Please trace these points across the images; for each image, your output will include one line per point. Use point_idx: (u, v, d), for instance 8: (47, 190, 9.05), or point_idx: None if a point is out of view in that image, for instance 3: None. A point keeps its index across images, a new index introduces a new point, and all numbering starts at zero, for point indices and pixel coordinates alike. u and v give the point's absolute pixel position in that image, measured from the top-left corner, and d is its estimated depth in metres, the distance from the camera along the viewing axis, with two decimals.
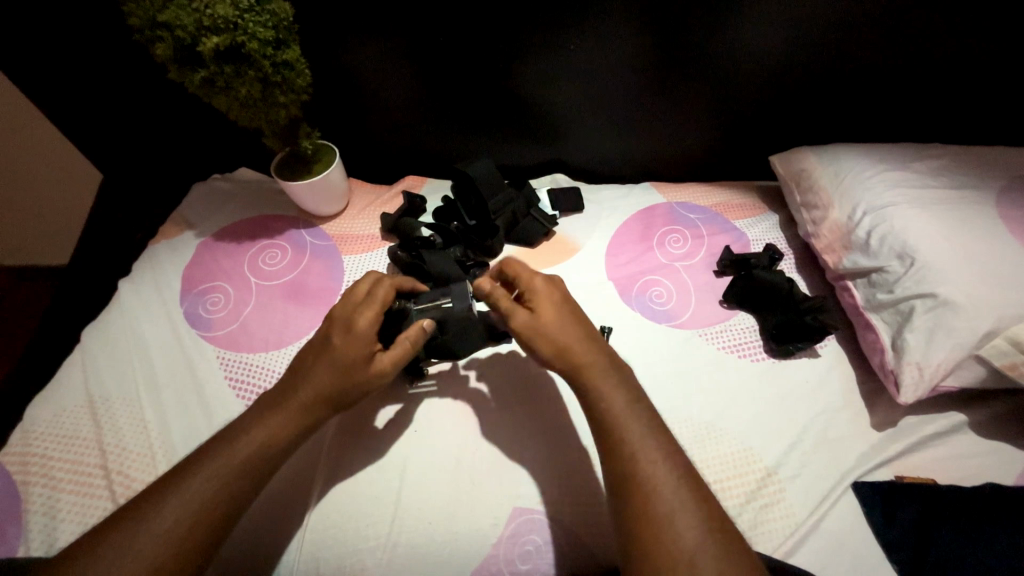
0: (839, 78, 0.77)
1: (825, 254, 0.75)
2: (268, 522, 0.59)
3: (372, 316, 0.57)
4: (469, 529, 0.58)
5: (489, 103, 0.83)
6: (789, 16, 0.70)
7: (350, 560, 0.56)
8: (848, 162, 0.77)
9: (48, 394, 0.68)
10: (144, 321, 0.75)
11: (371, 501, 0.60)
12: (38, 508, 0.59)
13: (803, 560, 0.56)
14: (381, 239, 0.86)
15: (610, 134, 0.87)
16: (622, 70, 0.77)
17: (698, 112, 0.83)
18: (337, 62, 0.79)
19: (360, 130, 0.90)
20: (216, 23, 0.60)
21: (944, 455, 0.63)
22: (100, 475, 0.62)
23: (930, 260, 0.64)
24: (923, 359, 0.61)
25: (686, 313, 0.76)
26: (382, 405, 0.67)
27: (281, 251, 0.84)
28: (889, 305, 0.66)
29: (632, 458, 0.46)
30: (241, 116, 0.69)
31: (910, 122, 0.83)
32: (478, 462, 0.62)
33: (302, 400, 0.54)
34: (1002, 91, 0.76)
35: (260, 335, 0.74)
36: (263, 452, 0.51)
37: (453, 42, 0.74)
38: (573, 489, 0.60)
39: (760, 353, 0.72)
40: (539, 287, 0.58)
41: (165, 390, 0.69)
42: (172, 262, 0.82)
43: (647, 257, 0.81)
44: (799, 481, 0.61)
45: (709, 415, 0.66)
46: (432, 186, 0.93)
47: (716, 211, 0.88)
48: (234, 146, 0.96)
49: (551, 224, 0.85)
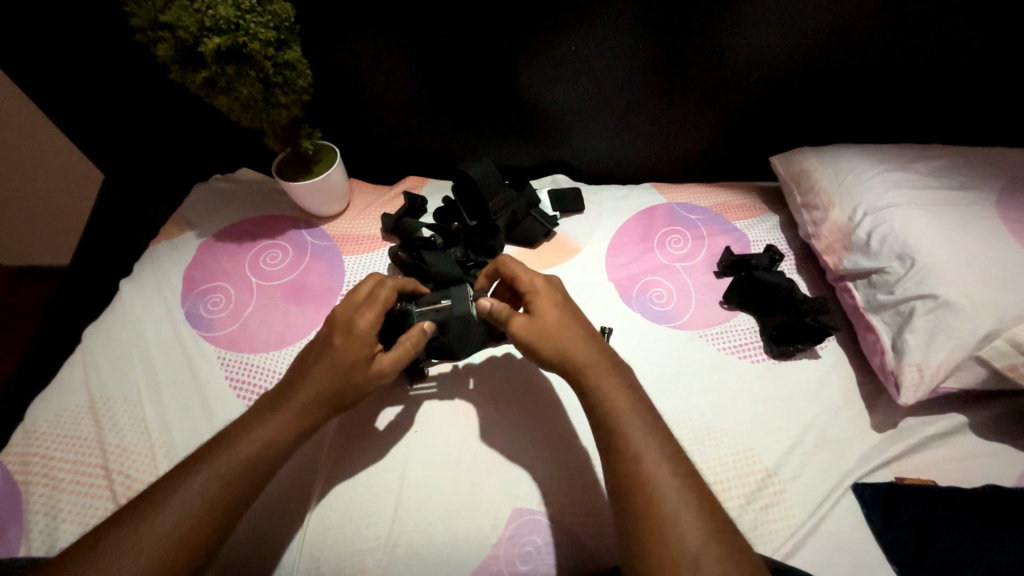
0: (839, 79, 0.77)
1: (825, 255, 0.75)
2: (268, 522, 0.59)
3: (373, 317, 0.57)
4: (469, 530, 0.58)
5: (489, 104, 0.83)
6: (791, 16, 0.70)
7: (350, 561, 0.56)
8: (848, 162, 0.77)
9: (49, 394, 0.69)
10: (145, 321, 0.76)
11: (371, 502, 0.60)
12: (39, 508, 0.59)
13: (803, 561, 0.56)
14: (381, 239, 0.86)
15: (610, 134, 0.87)
16: (623, 71, 0.77)
17: (699, 113, 0.83)
18: (338, 63, 0.79)
19: (361, 131, 0.90)
20: (218, 24, 0.60)
21: (944, 456, 0.63)
22: (101, 475, 0.62)
23: (930, 261, 0.64)
24: (924, 359, 0.61)
25: (686, 313, 0.76)
26: (383, 405, 0.67)
27: (282, 252, 0.84)
28: (889, 306, 0.66)
29: (634, 459, 0.46)
30: (242, 116, 0.69)
31: (910, 122, 0.83)
32: (478, 463, 0.62)
33: (302, 401, 0.54)
34: (1002, 92, 0.76)
35: (261, 335, 0.74)
36: (264, 453, 0.51)
37: (454, 42, 0.75)
38: (575, 490, 0.60)
39: (760, 354, 0.72)
40: (539, 287, 0.58)
41: (166, 390, 0.69)
42: (173, 262, 0.82)
43: (647, 258, 0.81)
44: (799, 482, 0.61)
45: (710, 416, 0.66)
46: (433, 187, 0.93)
47: (716, 212, 0.88)
48: (235, 146, 0.97)
49: (551, 224, 0.85)
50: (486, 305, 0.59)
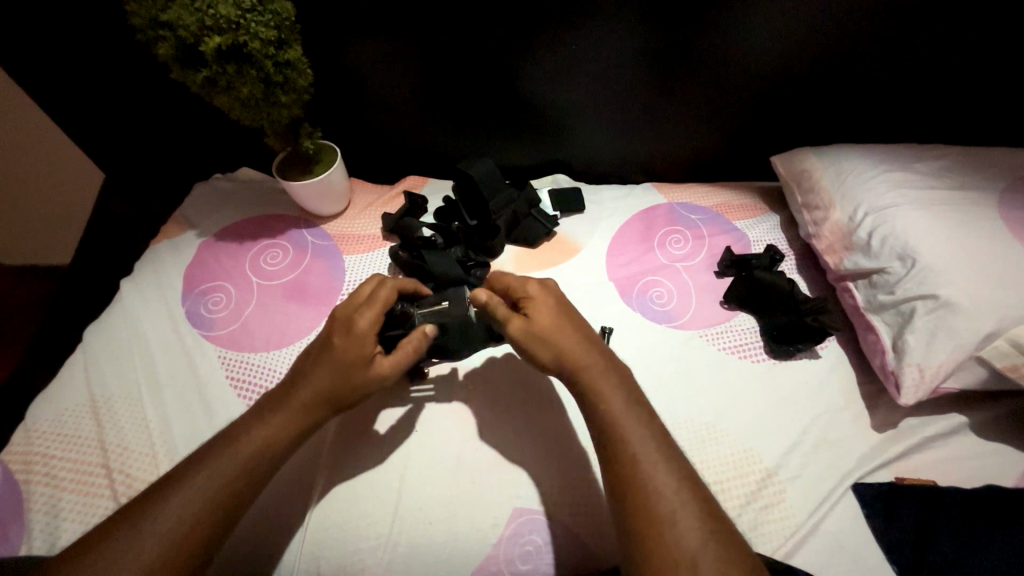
0: (840, 79, 0.77)
1: (826, 255, 0.75)
2: (268, 522, 0.59)
3: (373, 317, 0.57)
4: (469, 528, 0.58)
5: (490, 103, 0.83)
6: (793, 15, 0.69)
7: (350, 560, 0.57)
8: (849, 162, 0.77)
9: (50, 393, 0.69)
10: (145, 320, 0.76)
11: (371, 501, 0.60)
12: (40, 507, 0.60)
13: (802, 560, 0.56)
14: (381, 239, 0.86)
15: (611, 134, 0.87)
16: (623, 70, 0.77)
17: (700, 112, 0.83)
18: (339, 62, 0.79)
19: (361, 130, 0.90)
20: (219, 23, 0.60)
21: (944, 456, 0.63)
22: (102, 473, 0.62)
23: (931, 261, 0.64)
24: (924, 360, 0.61)
25: (686, 313, 0.76)
26: (382, 405, 0.67)
27: (283, 251, 0.84)
28: (890, 306, 0.66)
29: (632, 459, 0.46)
30: (243, 116, 0.69)
31: (911, 122, 0.83)
32: (478, 463, 0.63)
33: (302, 400, 0.54)
34: (1003, 92, 0.76)
35: (261, 334, 0.74)
36: (264, 452, 0.51)
37: (455, 42, 0.75)
38: (574, 489, 0.60)
39: (761, 354, 0.72)
40: (534, 292, 0.58)
41: (166, 389, 0.69)
42: (174, 262, 0.83)
43: (647, 258, 0.81)
44: (798, 482, 0.61)
45: (710, 415, 0.66)
46: (433, 186, 0.93)
47: (717, 212, 0.88)
48: (236, 145, 0.97)
49: (552, 224, 0.85)
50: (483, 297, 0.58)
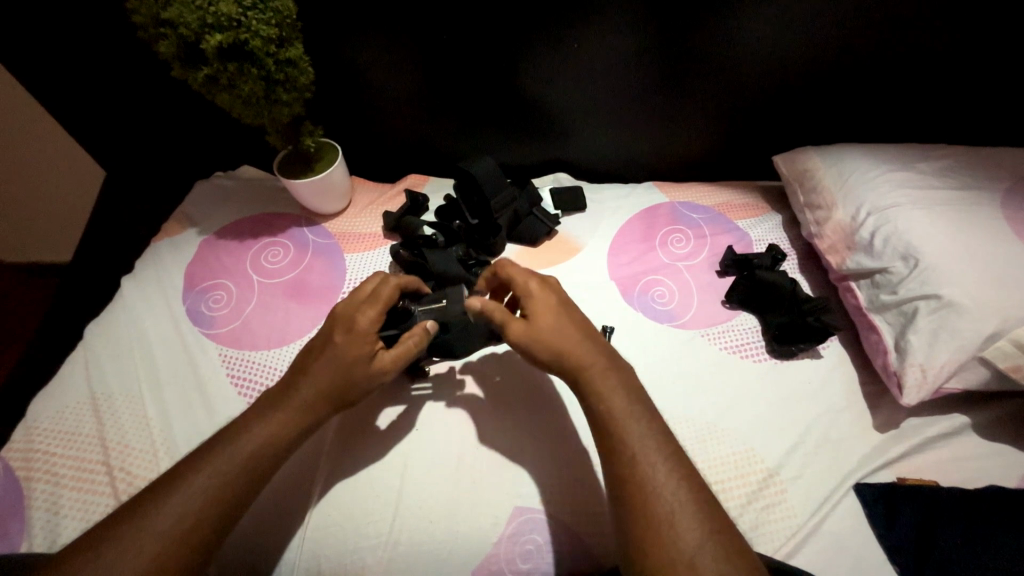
0: (843, 78, 0.77)
1: (828, 254, 0.75)
2: (268, 521, 0.59)
3: (374, 314, 0.57)
4: (470, 528, 0.58)
5: (492, 102, 0.83)
6: (795, 12, 0.69)
7: (349, 559, 0.56)
8: (852, 161, 0.76)
9: (50, 391, 0.68)
10: (147, 319, 0.75)
11: (370, 500, 0.60)
12: (40, 505, 0.59)
13: (803, 560, 0.56)
14: (383, 238, 0.86)
15: (612, 134, 0.87)
16: (624, 68, 0.76)
17: (702, 111, 0.83)
18: (340, 60, 0.78)
19: (363, 128, 0.89)
20: (220, 20, 0.59)
21: (947, 458, 0.63)
22: (102, 471, 0.62)
23: (935, 260, 0.63)
24: (926, 360, 0.60)
25: (688, 313, 0.76)
26: (382, 404, 0.67)
27: (284, 249, 0.84)
28: (892, 306, 0.65)
29: (631, 459, 0.46)
30: (244, 113, 0.69)
31: (913, 122, 0.83)
32: (478, 461, 0.62)
33: (303, 399, 0.54)
34: (1006, 91, 0.76)
35: (262, 332, 0.74)
36: (264, 452, 0.51)
37: (457, 40, 0.74)
38: (574, 488, 0.60)
39: (762, 354, 0.72)
40: (534, 290, 0.58)
41: (167, 387, 0.69)
42: (175, 260, 0.82)
43: (648, 258, 0.81)
44: (800, 482, 0.61)
45: (712, 415, 0.66)
46: (434, 185, 0.93)
47: (719, 211, 0.87)
48: (238, 144, 0.97)
49: (553, 223, 0.84)
50: (478, 304, 0.58)
